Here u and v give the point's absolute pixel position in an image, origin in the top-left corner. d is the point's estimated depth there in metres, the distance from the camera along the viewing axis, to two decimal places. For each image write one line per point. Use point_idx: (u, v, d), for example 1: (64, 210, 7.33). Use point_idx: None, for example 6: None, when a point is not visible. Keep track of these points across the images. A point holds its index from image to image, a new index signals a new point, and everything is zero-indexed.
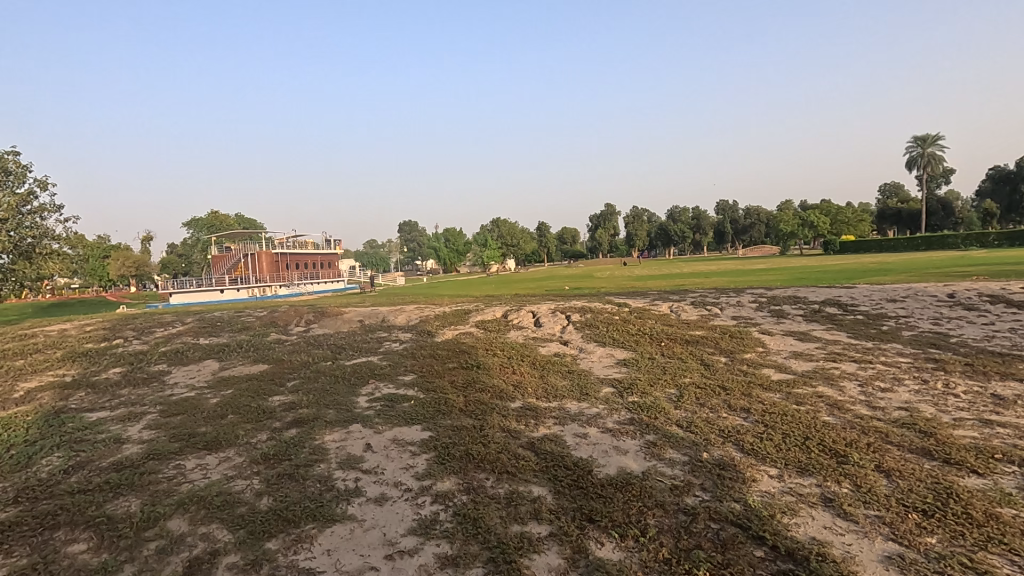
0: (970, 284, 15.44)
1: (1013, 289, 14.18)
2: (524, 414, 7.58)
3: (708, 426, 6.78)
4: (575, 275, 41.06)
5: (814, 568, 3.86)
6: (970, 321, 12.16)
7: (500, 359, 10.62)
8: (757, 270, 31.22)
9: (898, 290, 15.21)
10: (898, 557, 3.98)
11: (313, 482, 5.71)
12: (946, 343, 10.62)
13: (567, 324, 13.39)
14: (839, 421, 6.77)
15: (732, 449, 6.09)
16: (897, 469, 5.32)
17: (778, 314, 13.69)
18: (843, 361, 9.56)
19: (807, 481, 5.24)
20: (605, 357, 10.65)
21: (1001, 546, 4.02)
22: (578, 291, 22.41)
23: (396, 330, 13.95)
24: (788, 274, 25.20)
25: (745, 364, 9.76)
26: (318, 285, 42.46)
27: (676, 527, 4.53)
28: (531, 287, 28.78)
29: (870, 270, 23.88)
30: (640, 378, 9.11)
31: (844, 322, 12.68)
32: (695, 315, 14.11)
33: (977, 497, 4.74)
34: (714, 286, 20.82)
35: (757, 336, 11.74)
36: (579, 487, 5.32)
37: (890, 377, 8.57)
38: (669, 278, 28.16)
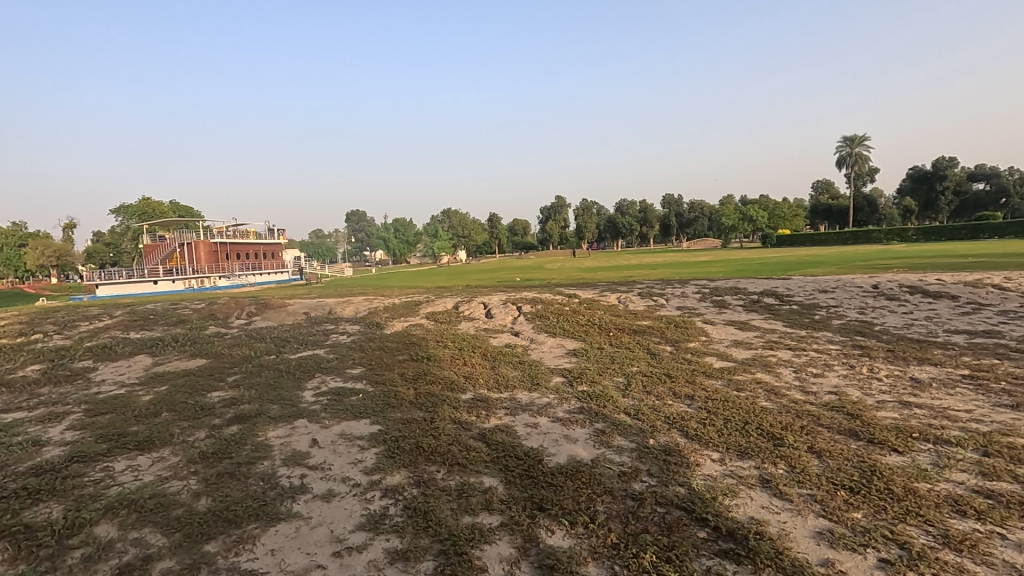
0: (892, 276, 16.56)
1: (928, 281, 15.32)
2: (474, 406, 7.56)
3: (654, 413, 6.98)
4: (527, 266, 41.29)
5: (752, 546, 4.04)
6: (892, 310, 13.05)
7: (451, 351, 10.56)
8: (700, 262, 32.36)
9: (829, 281, 16.11)
10: (828, 532, 4.22)
11: (255, 480, 5.49)
12: (871, 331, 11.36)
13: (518, 315, 13.46)
14: (776, 406, 7.12)
15: (677, 434, 6.30)
16: (827, 450, 5.64)
17: (720, 304, 14.27)
18: (779, 349, 10.05)
19: (746, 464, 5.48)
20: (555, 347, 10.79)
21: (918, 518, 4.33)
22: (529, 283, 22.48)
23: (344, 322, 13.61)
24: (730, 266, 26.28)
25: (688, 353, 10.12)
26: (261, 277, 40.93)
27: (624, 513, 4.63)
28: (482, 278, 28.79)
29: (804, 263, 25.17)
30: (589, 367, 9.28)
31: (780, 311, 13.33)
32: (642, 306, 14.46)
33: (898, 473, 5.10)
34: (661, 277, 21.47)
35: (701, 326, 12.16)
36: (529, 477, 5.36)
37: (821, 363, 9.08)
38: (617, 270, 28.62)
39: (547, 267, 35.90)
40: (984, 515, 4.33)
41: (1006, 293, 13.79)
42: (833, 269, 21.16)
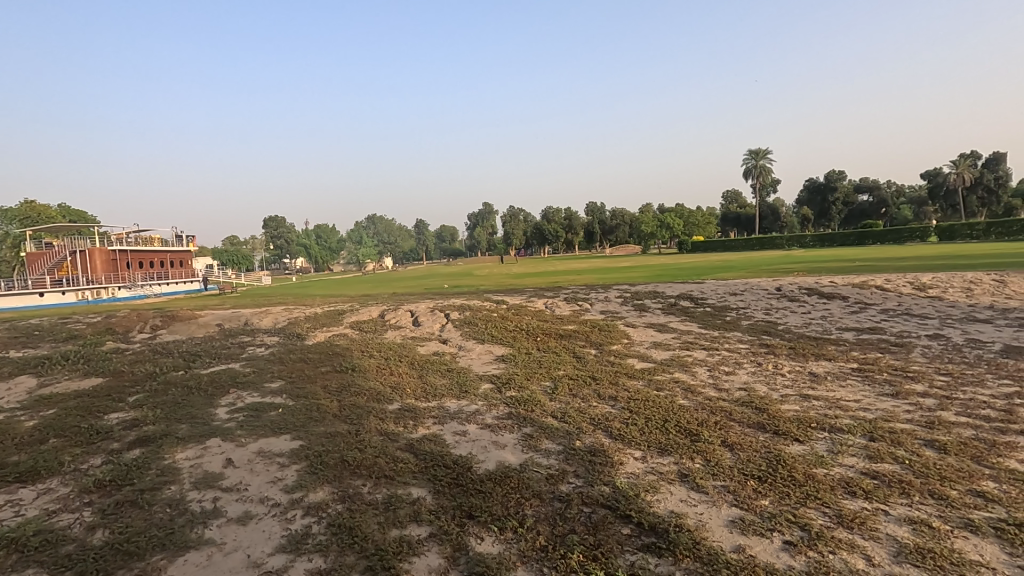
0: (792, 279, 18.01)
1: (823, 283, 16.81)
2: (402, 416, 7.42)
3: (580, 415, 7.17)
4: (455, 272, 41.11)
5: (672, 539, 4.24)
6: (793, 310, 14.18)
7: (377, 361, 10.31)
8: (623, 267, 33.61)
9: (739, 284, 17.27)
10: (739, 520, 4.51)
11: (161, 507, 5.08)
12: (775, 330, 12.28)
13: (446, 322, 13.37)
14: (692, 403, 7.52)
15: (602, 435, 6.49)
16: (738, 443, 6.03)
17: (640, 307, 14.89)
18: (694, 349, 10.64)
19: (665, 460, 5.75)
20: (484, 354, 10.80)
21: (817, 501, 4.73)
22: (457, 290, 22.41)
23: (262, 334, 12.91)
24: (650, 272, 27.48)
25: (612, 355, 10.48)
26: (168, 287, 38.05)
27: (552, 515, 4.71)
28: (410, 285, 28.33)
29: (717, 268, 26.83)
30: (517, 372, 9.39)
31: (695, 314, 14.12)
32: (568, 311, 14.79)
33: (799, 461, 5.55)
34: (586, 283, 22.11)
35: (623, 329, 12.63)
36: (458, 485, 5.33)
37: (732, 361, 9.71)
38: (545, 276, 29.06)
39: (475, 274, 35.91)
40: (871, 494, 4.80)
41: (886, 293, 15.39)
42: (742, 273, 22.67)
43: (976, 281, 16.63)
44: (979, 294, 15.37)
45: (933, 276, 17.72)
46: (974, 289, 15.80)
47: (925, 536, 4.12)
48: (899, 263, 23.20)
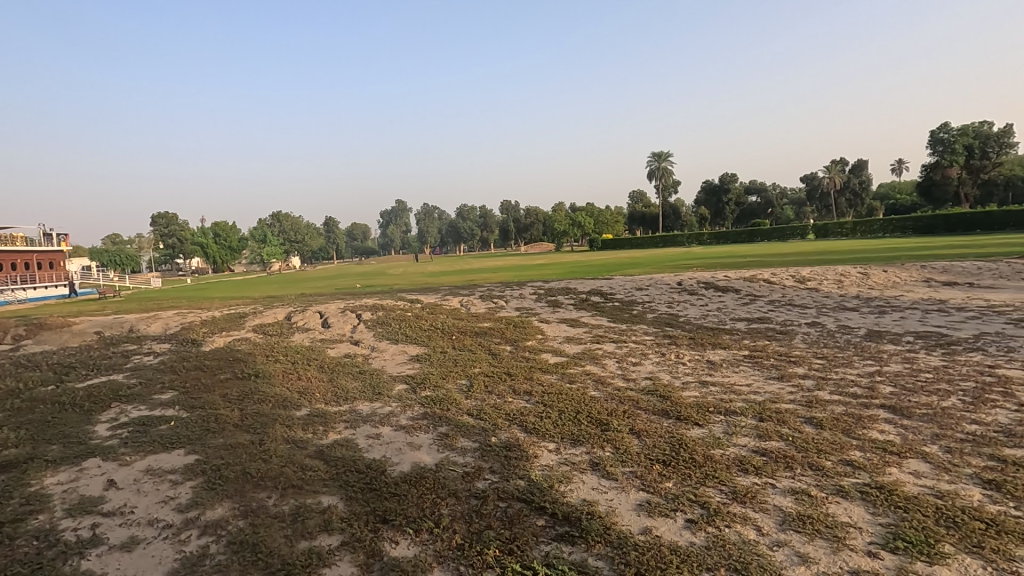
0: (691, 274, 19.27)
1: (718, 277, 18.11)
2: (311, 422, 7.08)
3: (496, 412, 7.22)
4: (366, 272, 39.97)
5: (584, 526, 4.38)
6: (693, 303, 15.17)
7: (283, 365, 9.77)
8: (537, 264, 34.32)
9: (644, 280, 18.20)
10: (646, 503, 4.74)
11: (26, 540, 4.49)
12: (677, 322, 13.06)
13: (357, 323, 12.93)
14: (602, 394, 7.81)
15: (517, 430, 6.58)
16: (644, 430, 6.35)
17: (553, 303, 15.26)
18: (604, 343, 11.07)
19: (578, 450, 5.93)
20: (398, 354, 10.57)
21: (714, 480, 5.08)
22: (369, 290, 21.79)
23: (150, 342, 11.79)
24: (563, 269, 28.29)
25: (526, 351, 10.65)
26: (34, 292, 33.75)
27: (468, 513, 4.70)
28: (319, 286, 27.18)
29: (624, 264, 28.15)
30: (433, 372, 9.28)
31: (605, 308, 14.69)
32: (483, 308, 14.83)
33: (698, 443, 5.94)
34: (500, 280, 22.32)
35: (537, 325, 12.87)
36: (372, 489, 5.18)
37: (639, 353, 10.20)
38: (460, 275, 28.93)
39: (388, 273, 35.11)
40: (760, 470, 5.24)
41: (772, 286, 16.88)
42: (647, 269, 23.94)
43: (844, 273, 18.68)
44: (847, 285, 17.27)
45: (810, 269, 19.69)
46: (843, 281, 17.74)
47: (805, 504, 4.57)
48: (781, 259, 25.57)
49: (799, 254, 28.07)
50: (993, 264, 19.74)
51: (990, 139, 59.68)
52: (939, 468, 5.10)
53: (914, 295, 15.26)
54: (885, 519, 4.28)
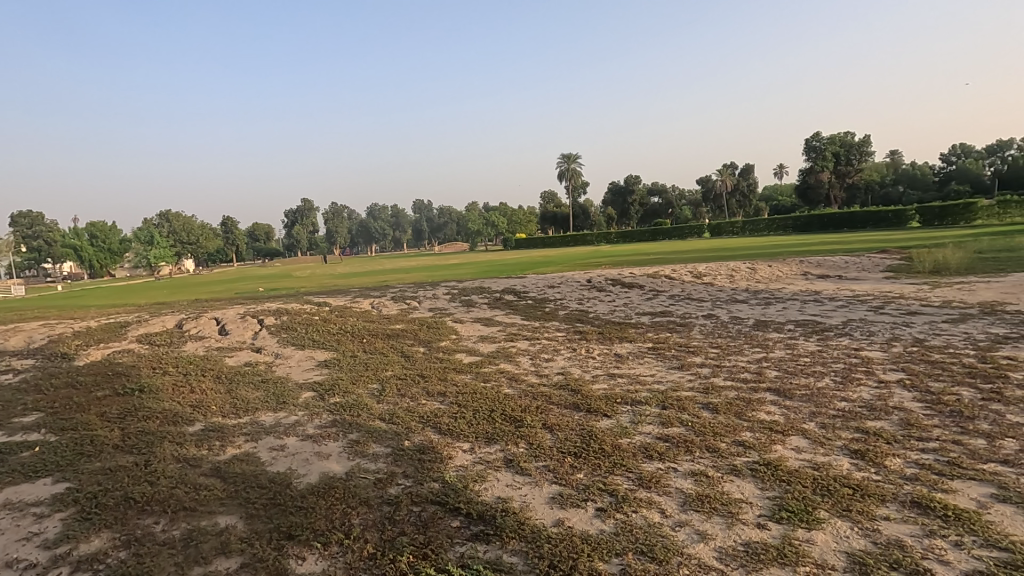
0: (600, 271, 20.03)
1: (624, 274, 18.97)
2: (206, 437, 6.55)
3: (409, 415, 7.07)
4: (270, 275, 37.81)
5: (499, 523, 4.40)
6: (601, 299, 15.76)
7: (173, 378, 8.95)
8: (451, 264, 34.15)
9: (555, 278, 18.65)
10: (558, 495, 4.85)
11: None
12: (588, 318, 13.51)
13: (259, 329, 12.15)
14: (516, 391, 7.90)
15: (431, 432, 6.49)
16: (556, 424, 6.50)
17: (467, 303, 15.22)
18: (518, 340, 11.20)
19: (492, 448, 5.95)
20: (304, 360, 10.05)
21: (623, 468, 5.30)
22: (272, 293, 20.60)
23: (7, 358, 10.33)
24: (476, 268, 28.38)
25: (440, 351, 10.53)
26: None
27: (380, 520, 4.56)
28: (216, 290, 25.32)
29: (537, 263, 28.78)
30: (342, 377, 8.90)
31: (518, 307, 14.88)
32: (395, 310, 14.48)
33: (608, 433, 6.17)
34: (414, 281, 21.97)
35: (451, 325, 12.77)
36: (275, 505, 4.88)
37: (551, 349, 10.43)
38: (371, 276, 28.08)
39: (293, 275, 33.45)
40: (663, 455, 5.54)
41: (673, 281, 17.94)
42: (558, 267, 24.55)
43: (735, 269, 20.26)
44: (738, 280, 18.73)
45: (706, 265, 21.16)
46: (735, 275, 19.22)
47: (703, 484, 4.89)
48: (679, 256, 27.33)
49: (695, 252, 29.99)
50: (857, 258, 22.26)
51: (853, 148, 66.90)
52: (815, 442, 5.66)
53: (794, 287, 16.86)
54: (772, 492, 4.69)
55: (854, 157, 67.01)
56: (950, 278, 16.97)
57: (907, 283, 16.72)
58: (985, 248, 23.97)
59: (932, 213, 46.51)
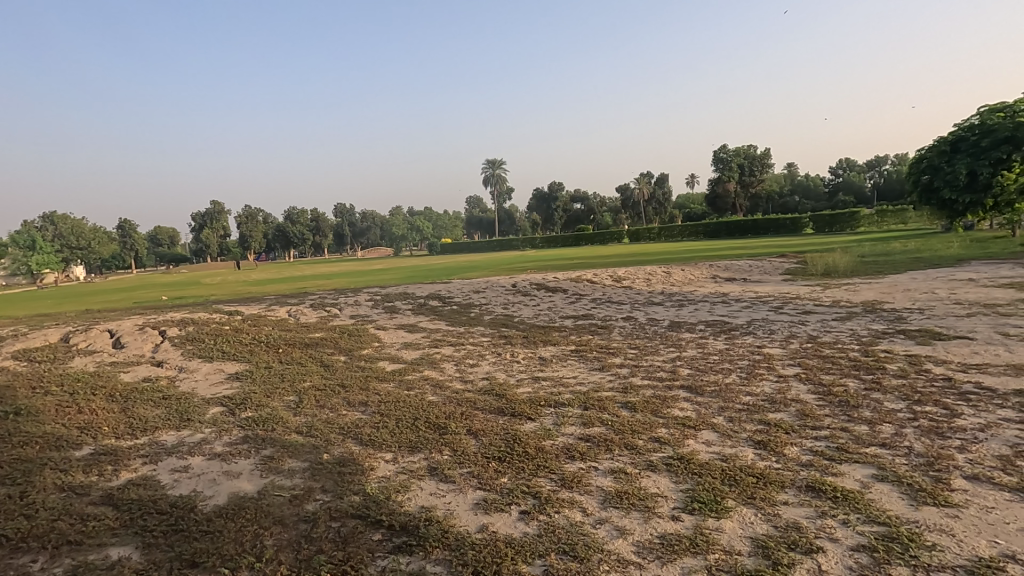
0: (525, 276, 20.29)
1: (548, 278, 19.32)
2: (96, 462, 5.94)
3: (328, 427, 6.80)
4: (175, 281, 35.16)
5: (422, 533, 4.31)
6: (526, 304, 15.96)
7: (56, 398, 8.05)
8: (374, 270, 33.28)
9: (481, 283, 18.67)
10: (483, 501, 4.83)
11: None
12: (512, 322, 13.63)
13: (161, 341, 11.22)
14: (441, 398, 7.82)
15: (352, 443, 6.26)
16: (481, 429, 6.49)
17: (391, 309, 14.89)
18: (443, 347, 11.08)
19: (416, 457, 5.85)
20: (213, 374, 9.40)
21: (546, 470, 5.37)
22: (178, 302, 19.14)
23: None
24: (402, 273, 27.85)
25: (362, 360, 10.22)
26: None
27: (296, 539, 4.34)
28: (111, 300, 23.17)
29: (463, 268, 28.73)
30: (255, 390, 8.41)
31: (443, 312, 14.76)
32: (314, 318, 13.90)
33: (532, 437, 6.24)
34: (334, 287, 21.21)
35: (374, 333, 12.43)
36: (177, 531, 4.51)
37: (476, 354, 10.41)
38: (289, 282, 26.88)
39: (202, 283, 31.26)
40: (585, 455, 5.69)
41: (595, 285, 18.48)
42: (484, 273, 24.59)
43: (652, 272, 21.23)
44: (655, 283, 19.63)
45: (625, 270, 22.01)
46: (652, 279, 20.12)
47: (622, 481, 5.06)
48: (601, 260, 28.31)
49: (616, 257, 31.17)
50: (759, 262, 24.01)
51: (755, 160, 72.28)
52: (723, 435, 6.02)
53: (705, 290, 17.91)
54: (685, 485, 4.93)
55: (756, 169, 72.31)
56: (838, 280, 18.71)
57: (803, 285, 18.25)
58: (866, 253, 26.68)
59: (823, 220, 51.16)
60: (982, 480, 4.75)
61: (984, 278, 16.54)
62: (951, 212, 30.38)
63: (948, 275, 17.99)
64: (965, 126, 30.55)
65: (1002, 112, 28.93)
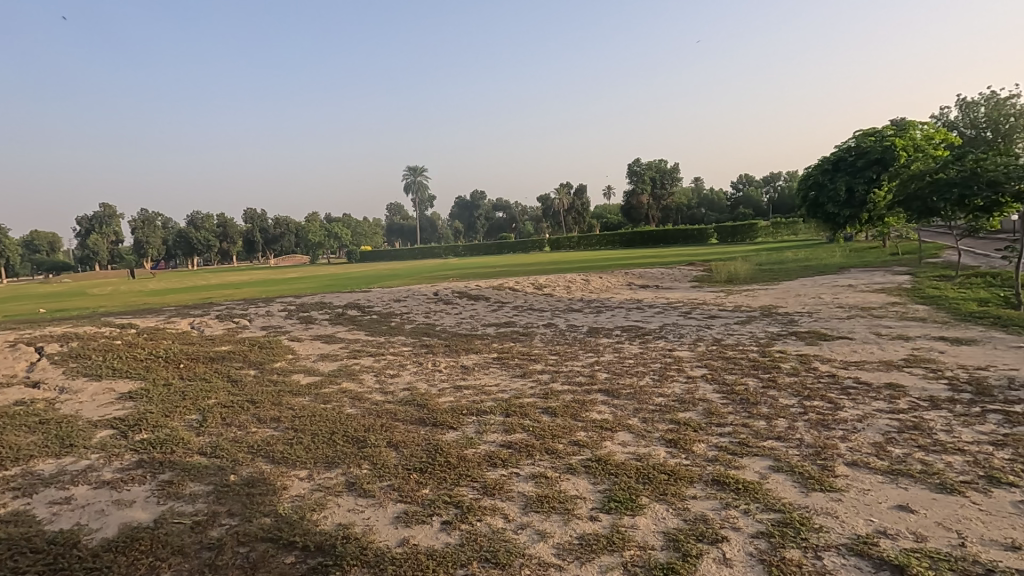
0: (447, 284, 20.19)
1: (470, 286, 19.34)
2: None
3: (235, 445, 6.39)
4: (56, 292, 31.65)
5: (339, 553, 4.15)
6: (448, 312, 15.87)
7: None
8: (289, 278, 31.77)
9: (402, 291, 18.36)
10: (404, 514, 4.73)
11: None
12: (434, 331, 13.50)
13: (38, 359, 10.05)
14: (359, 410, 7.58)
15: (262, 462, 5.92)
16: (401, 441, 6.36)
17: (306, 320, 14.26)
18: (362, 357, 10.77)
19: (332, 473, 5.62)
20: (101, 394, 8.53)
21: (468, 479, 5.36)
22: (60, 314, 17.26)
23: None
24: (319, 282, 26.81)
25: (274, 373, 9.69)
26: None
27: (198, 569, 4.03)
28: None
29: (384, 276, 28.16)
30: (152, 409, 7.73)
31: (362, 322, 14.35)
32: (221, 330, 13.03)
33: (453, 446, 6.20)
34: (243, 297, 20.03)
35: (287, 344, 11.85)
36: (56, 571, 4.04)
37: (397, 364, 10.21)
38: (192, 292, 25.04)
39: (89, 293, 28.39)
40: (506, 461, 5.73)
41: (516, 293, 18.74)
42: (405, 281, 24.24)
43: (572, 280, 21.84)
44: (574, 290, 20.21)
45: (546, 277, 22.48)
46: (571, 286, 20.70)
47: (543, 485, 5.15)
48: (523, 269, 28.73)
49: (537, 265, 31.81)
50: (670, 270, 25.42)
51: (666, 174, 76.79)
52: (638, 436, 6.29)
53: (621, 296, 18.69)
54: (602, 485, 5.10)
55: (666, 182, 76.54)
56: (739, 287, 20.21)
57: (709, 291, 19.52)
58: (763, 261, 29.03)
59: (726, 230, 55.02)
60: (860, 465, 5.30)
61: (860, 284, 18.53)
62: (834, 224, 33.75)
63: (832, 281, 19.93)
64: (844, 147, 34.06)
65: (873, 136, 32.56)
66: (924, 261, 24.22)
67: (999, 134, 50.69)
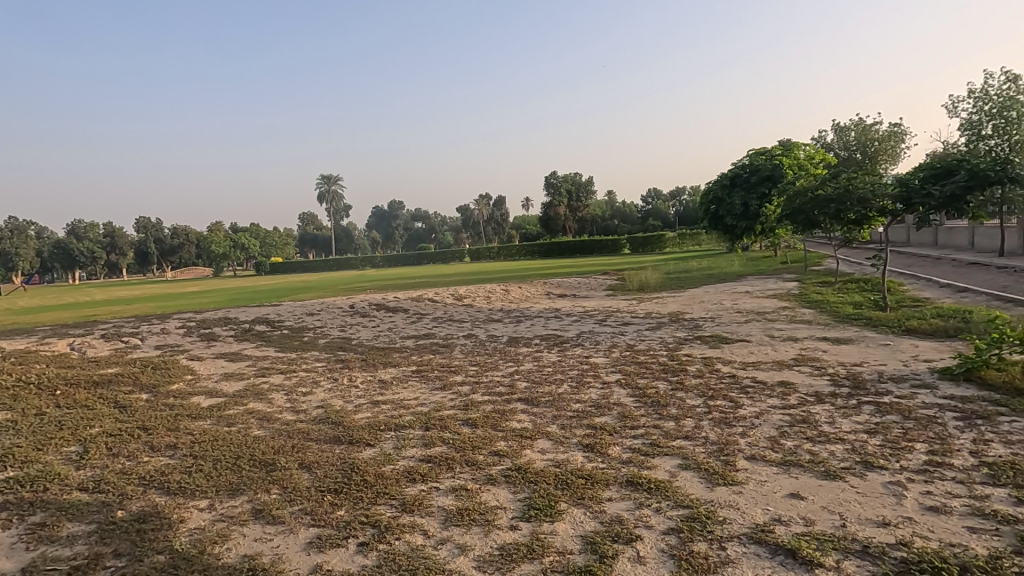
0: (363, 296, 19.62)
1: (388, 298, 18.92)
2: None
3: (124, 478, 5.79)
4: None
5: None
6: (365, 325, 15.41)
7: None
8: (188, 292, 29.47)
9: (315, 304, 17.59)
10: (317, 539, 4.50)
11: None
12: (350, 345, 13.03)
13: None
14: (268, 432, 7.14)
15: (156, 494, 5.41)
16: (315, 461, 6.06)
17: (208, 337, 13.27)
18: (271, 375, 10.17)
19: (237, 501, 5.24)
20: None
21: (386, 496, 5.20)
22: None
23: None
24: (224, 296, 25.10)
25: (170, 396, 8.92)
26: None
27: None
28: None
29: (295, 289, 26.87)
30: (21, 443, 6.84)
31: (271, 337, 13.58)
32: (107, 350, 11.82)
33: (370, 463, 6.00)
34: (135, 313, 18.30)
35: (186, 364, 10.95)
36: None
37: (310, 381, 9.74)
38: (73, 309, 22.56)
39: None
40: (426, 475, 5.62)
41: (435, 304, 18.55)
42: (319, 293, 23.27)
43: (491, 290, 21.98)
44: (494, 300, 20.34)
45: (466, 288, 22.45)
46: (491, 297, 20.81)
47: (463, 498, 5.10)
48: (443, 279, 28.52)
49: (457, 275, 31.75)
50: (586, 279, 26.23)
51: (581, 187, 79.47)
52: (556, 442, 6.41)
53: (539, 306, 19.02)
54: (522, 494, 5.14)
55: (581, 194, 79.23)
56: (650, 294, 21.25)
57: (622, 299, 20.37)
58: (671, 270, 30.76)
59: (638, 241, 57.70)
60: (757, 458, 5.72)
61: (756, 290, 20.13)
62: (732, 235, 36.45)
63: (732, 288, 21.47)
64: (739, 164, 36.92)
65: (764, 155, 35.56)
66: (808, 268, 26.75)
67: (867, 156, 57.07)
